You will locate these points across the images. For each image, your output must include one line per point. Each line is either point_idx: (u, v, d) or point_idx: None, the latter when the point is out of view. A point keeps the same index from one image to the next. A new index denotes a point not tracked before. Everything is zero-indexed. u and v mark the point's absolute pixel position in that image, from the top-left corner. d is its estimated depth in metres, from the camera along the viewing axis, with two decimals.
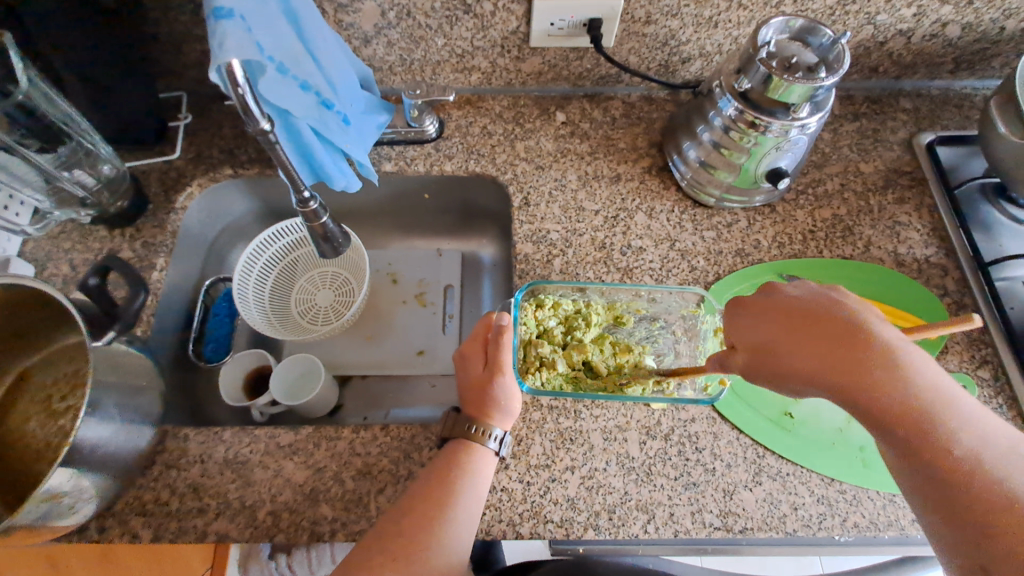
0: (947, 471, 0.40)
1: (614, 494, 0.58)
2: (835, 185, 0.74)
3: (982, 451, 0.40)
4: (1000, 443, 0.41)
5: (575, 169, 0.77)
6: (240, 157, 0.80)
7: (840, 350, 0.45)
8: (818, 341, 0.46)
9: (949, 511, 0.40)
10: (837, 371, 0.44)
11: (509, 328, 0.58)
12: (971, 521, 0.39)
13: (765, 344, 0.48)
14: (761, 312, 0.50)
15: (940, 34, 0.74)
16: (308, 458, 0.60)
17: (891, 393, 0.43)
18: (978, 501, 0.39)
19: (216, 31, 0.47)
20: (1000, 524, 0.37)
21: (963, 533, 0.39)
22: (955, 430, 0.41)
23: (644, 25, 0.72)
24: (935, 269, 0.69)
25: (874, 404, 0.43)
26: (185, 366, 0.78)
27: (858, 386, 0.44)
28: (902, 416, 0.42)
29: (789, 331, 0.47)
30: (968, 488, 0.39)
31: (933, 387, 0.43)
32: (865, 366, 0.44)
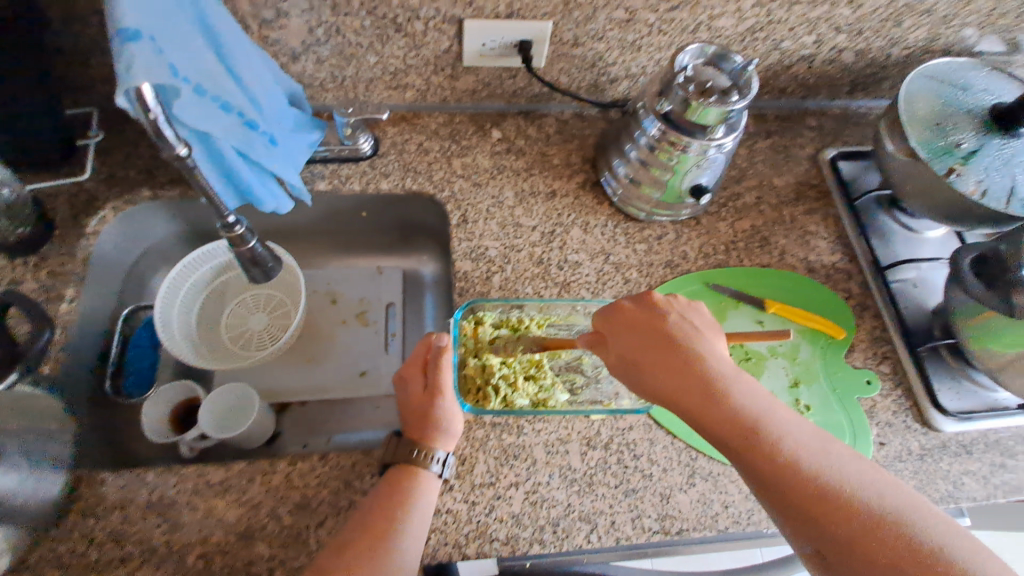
0: (772, 466, 0.45)
1: (558, 506, 0.59)
2: (752, 198, 0.80)
3: (796, 447, 0.45)
4: (804, 432, 0.47)
5: (511, 186, 0.78)
6: (160, 177, 0.76)
7: (683, 365, 0.50)
8: (665, 357, 0.51)
9: (782, 503, 0.44)
10: (680, 382, 0.50)
11: (449, 348, 0.60)
12: (805, 515, 0.43)
13: (626, 360, 0.53)
14: (630, 325, 0.55)
15: (837, 59, 0.81)
16: (242, 494, 0.58)
17: (724, 401, 0.48)
18: (799, 492, 0.43)
19: (122, 53, 0.44)
20: (825, 515, 0.42)
21: (803, 526, 0.43)
22: (775, 430, 0.46)
23: (573, 47, 0.75)
24: (841, 274, 0.76)
25: (707, 408, 0.48)
26: (103, 403, 0.72)
27: (696, 398, 0.49)
28: (730, 421, 0.47)
29: (649, 350, 0.52)
30: (793, 482, 0.44)
31: (756, 402, 0.48)
32: (700, 379, 0.49)
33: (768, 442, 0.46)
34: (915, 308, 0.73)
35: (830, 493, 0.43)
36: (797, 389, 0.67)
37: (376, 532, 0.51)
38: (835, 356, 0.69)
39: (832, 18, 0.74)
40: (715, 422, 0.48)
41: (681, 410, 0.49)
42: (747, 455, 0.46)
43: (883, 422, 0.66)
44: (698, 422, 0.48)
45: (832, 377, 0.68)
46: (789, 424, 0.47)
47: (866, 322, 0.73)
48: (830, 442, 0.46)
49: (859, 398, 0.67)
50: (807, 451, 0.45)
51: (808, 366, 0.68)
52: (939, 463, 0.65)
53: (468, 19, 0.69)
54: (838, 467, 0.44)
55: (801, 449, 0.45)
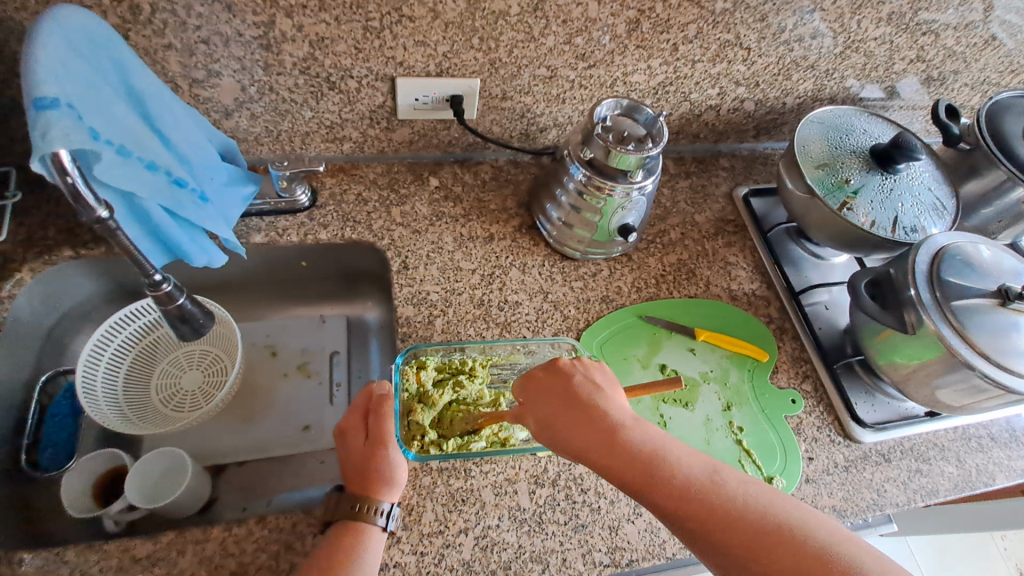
0: (676, 502, 0.47)
1: (509, 549, 0.59)
2: (677, 234, 0.86)
3: (694, 480, 0.48)
4: (700, 464, 0.50)
5: (450, 232, 0.80)
6: (83, 235, 0.73)
7: (587, 419, 0.53)
8: (571, 414, 0.53)
9: (693, 538, 0.46)
10: (589, 435, 0.52)
11: (390, 397, 0.60)
12: (715, 545, 0.45)
13: (540, 420, 0.55)
14: (537, 389, 0.57)
15: (741, 108, 0.90)
16: (171, 569, 0.54)
17: (627, 447, 0.50)
18: (707, 522, 0.46)
19: (38, 120, 0.44)
20: (736, 542, 0.44)
21: (715, 557, 0.45)
22: (677, 468, 0.49)
23: (502, 101, 0.80)
24: (762, 300, 0.82)
25: (611, 458, 0.50)
26: (13, 481, 0.66)
27: (601, 448, 0.51)
28: (635, 465, 0.49)
29: (558, 410, 0.54)
30: (701, 512, 0.46)
31: (651, 442, 0.51)
32: (604, 428, 0.52)
33: (670, 479, 0.48)
34: (829, 328, 0.80)
35: (734, 516, 0.46)
36: (730, 412, 0.71)
37: None
38: (762, 378, 0.74)
39: (731, 73, 0.83)
40: (621, 468, 0.49)
41: (590, 463, 0.51)
42: (656, 497, 0.48)
43: (810, 437, 0.71)
44: (608, 473, 0.50)
45: (761, 398, 0.72)
46: (682, 457, 0.50)
47: (788, 344, 0.78)
48: (725, 469, 0.49)
49: (787, 416, 0.72)
50: (703, 481, 0.48)
51: (738, 389, 0.73)
52: (863, 472, 0.69)
53: (399, 77, 0.73)
54: (735, 490, 0.47)
55: (698, 481, 0.48)
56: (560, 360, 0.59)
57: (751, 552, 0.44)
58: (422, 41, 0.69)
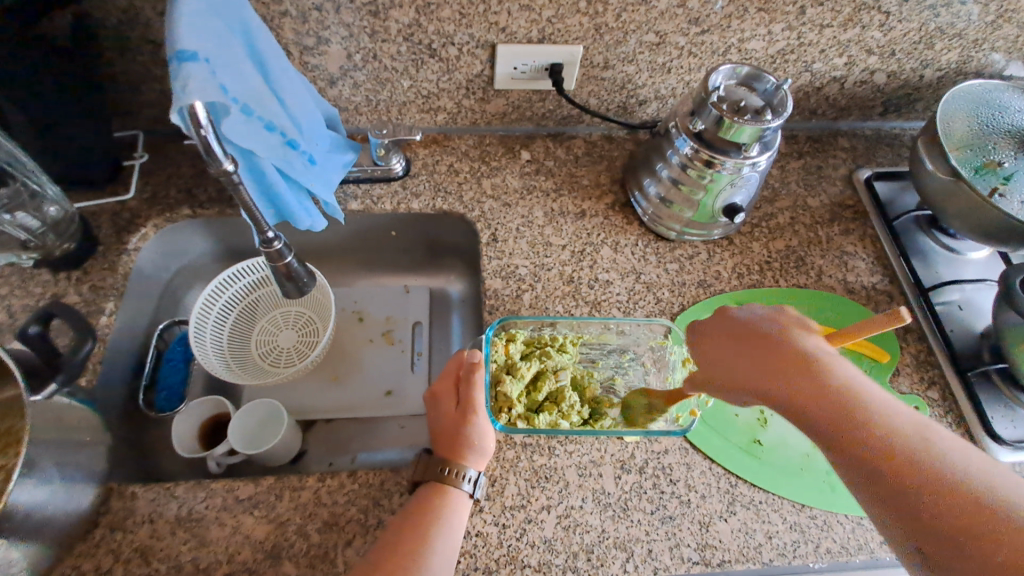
0: (867, 454, 0.46)
1: (592, 532, 0.57)
2: (786, 219, 0.79)
3: (898, 439, 0.46)
4: (910, 422, 0.47)
5: (541, 206, 0.79)
6: (200, 196, 0.78)
7: (783, 359, 0.54)
8: (754, 357, 0.55)
9: (888, 489, 0.45)
10: (773, 376, 0.53)
11: (481, 364, 0.59)
12: (909, 500, 0.44)
13: (714, 362, 0.58)
14: (722, 333, 0.59)
15: (869, 81, 0.81)
16: (270, 512, 0.57)
17: (823, 387, 0.50)
18: (906, 476, 0.44)
19: (180, 73, 0.47)
20: (926, 503, 0.43)
21: (907, 513, 0.43)
22: (883, 420, 0.48)
23: (603, 70, 0.76)
24: (881, 296, 0.74)
25: (808, 401, 0.50)
26: (135, 417, 0.73)
27: (790, 385, 0.52)
28: (837, 413, 0.49)
29: (737, 355, 0.56)
30: (895, 469, 0.45)
31: (857, 385, 0.51)
32: (792, 367, 0.53)
33: (872, 432, 0.47)
34: (962, 331, 0.70)
35: (936, 471, 0.44)
36: None
37: (405, 554, 0.50)
38: (880, 380, 0.67)
39: (863, 40, 0.75)
40: (823, 409, 0.50)
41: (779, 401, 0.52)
42: (854, 441, 0.47)
43: None
44: (803, 409, 0.50)
45: None
46: (895, 414, 0.48)
47: (911, 345, 0.70)
48: (943, 435, 0.47)
49: None
50: (921, 438, 0.46)
51: None
52: None
53: (500, 44, 0.71)
54: (943, 458, 0.45)
55: (910, 439, 0.46)
56: (731, 308, 0.61)
57: (948, 516, 0.42)
58: (527, 5, 0.67)
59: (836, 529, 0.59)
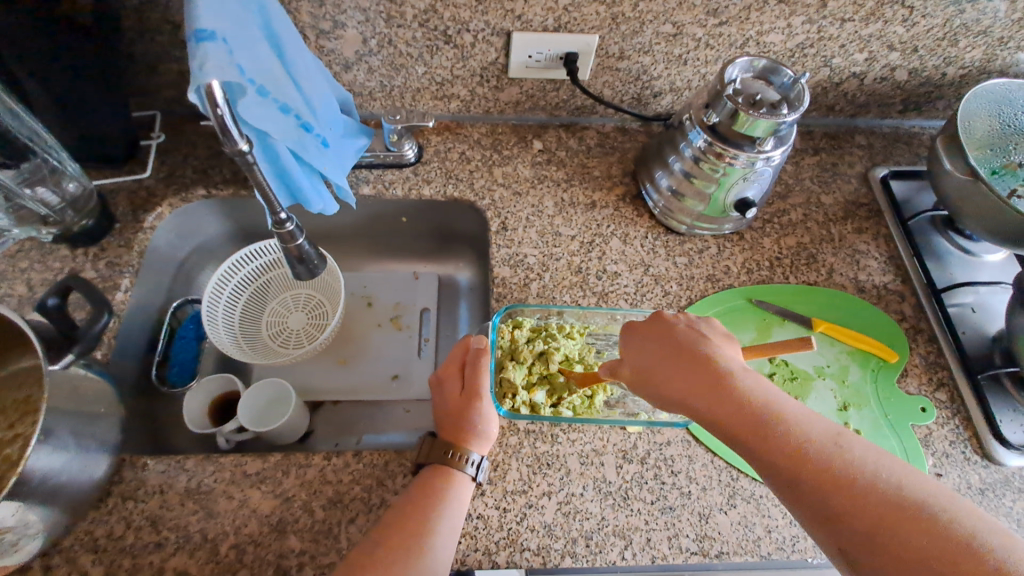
0: (782, 458, 0.43)
1: (591, 519, 0.58)
2: (798, 215, 0.78)
3: (814, 446, 0.43)
4: (821, 430, 0.44)
5: (552, 196, 0.79)
6: (215, 177, 0.79)
7: (689, 363, 0.50)
8: (680, 363, 0.50)
9: (812, 509, 0.41)
10: (695, 380, 0.49)
11: (488, 350, 0.61)
12: (834, 516, 0.40)
13: (641, 367, 0.52)
14: (644, 339, 0.54)
15: (889, 77, 0.80)
16: (276, 487, 0.58)
17: (736, 396, 0.46)
18: (824, 486, 0.41)
19: (197, 52, 0.47)
20: (844, 507, 0.40)
21: (837, 534, 0.40)
22: (790, 429, 0.44)
23: (618, 60, 0.76)
24: (893, 296, 0.73)
25: (725, 416, 0.46)
26: (147, 392, 0.74)
27: (708, 397, 0.47)
28: (744, 418, 0.45)
29: (664, 360, 0.51)
30: (809, 475, 0.42)
31: (757, 391, 0.47)
32: (706, 375, 0.48)
33: (782, 435, 0.44)
34: (974, 334, 0.70)
35: (856, 483, 0.40)
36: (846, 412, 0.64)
37: (408, 532, 0.51)
38: (887, 380, 0.66)
39: (885, 36, 0.73)
40: (733, 419, 0.46)
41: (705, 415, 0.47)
42: (764, 454, 0.44)
43: (940, 452, 0.62)
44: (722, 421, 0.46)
45: (884, 402, 0.65)
46: (806, 415, 0.45)
47: (921, 346, 0.69)
48: (858, 437, 0.44)
49: (913, 425, 0.64)
50: (823, 446, 0.43)
51: (858, 389, 0.65)
52: (1004, 499, 0.60)
53: (515, 32, 0.71)
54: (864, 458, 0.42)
55: (818, 441, 0.43)
56: (665, 312, 0.56)
57: (873, 521, 0.39)
58: None
59: None
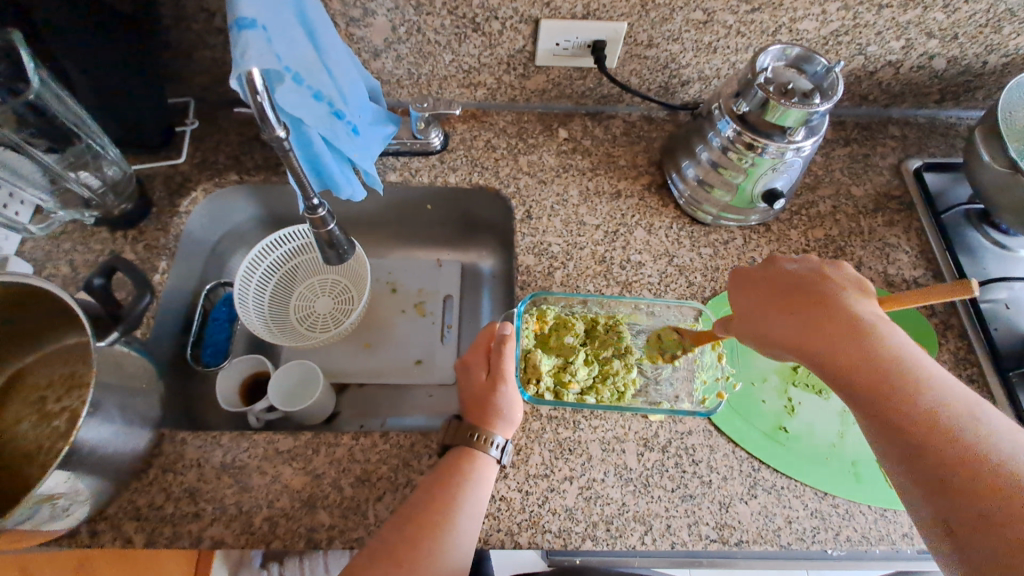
0: (902, 420, 0.44)
1: (612, 505, 0.59)
2: (827, 207, 0.77)
3: (946, 407, 0.43)
4: (966, 399, 0.44)
5: (576, 185, 0.79)
6: (246, 163, 0.81)
7: (821, 319, 0.49)
8: (809, 315, 0.50)
9: (912, 463, 0.42)
10: (813, 337, 0.49)
11: (512, 337, 0.61)
12: (933, 476, 0.41)
13: (748, 312, 0.53)
14: (751, 287, 0.55)
15: (926, 66, 0.78)
16: (307, 464, 0.60)
17: (870, 348, 0.47)
18: (938, 446, 0.42)
19: (238, 40, 0.48)
20: (960, 476, 0.40)
21: (929, 490, 0.41)
22: (918, 390, 0.44)
23: (646, 48, 0.75)
24: (923, 290, 0.72)
25: (842, 363, 0.47)
26: (182, 371, 0.77)
27: (824, 342, 0.48)
28: (871, 370, 0.46)
29: (775, 308, 0.52)
30: (936, 444, 0.42)
31: (904, 351, 0.46)
32: (835, 324, 0.48)
33: (910, 404, 0.44)
34: (1007, 331, 0.68)
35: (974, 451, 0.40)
36: None
37: (435, 511, 0.52)
38: None
39: (924, 22, 0.71)
40: (857, 372, 0.46)
41: (809, 359, 0.49)
42: (888, 405, 0.45)
43: None
44: (830, 363, 0.48)
45: None
46: (939, 384, 0.45)
47: (951, 342, 0.68)
48: (998, 414, 0.43)
49: None
50: (958, 410, 0.43)
51: None
52: None
53: (544, 19, 0.71)
54: (993, 436, 0.41)
55: (949, 413, 0.43)
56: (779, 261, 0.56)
57: (978, 490, 0.39)
58: None
59: (857, 519, 0.59)
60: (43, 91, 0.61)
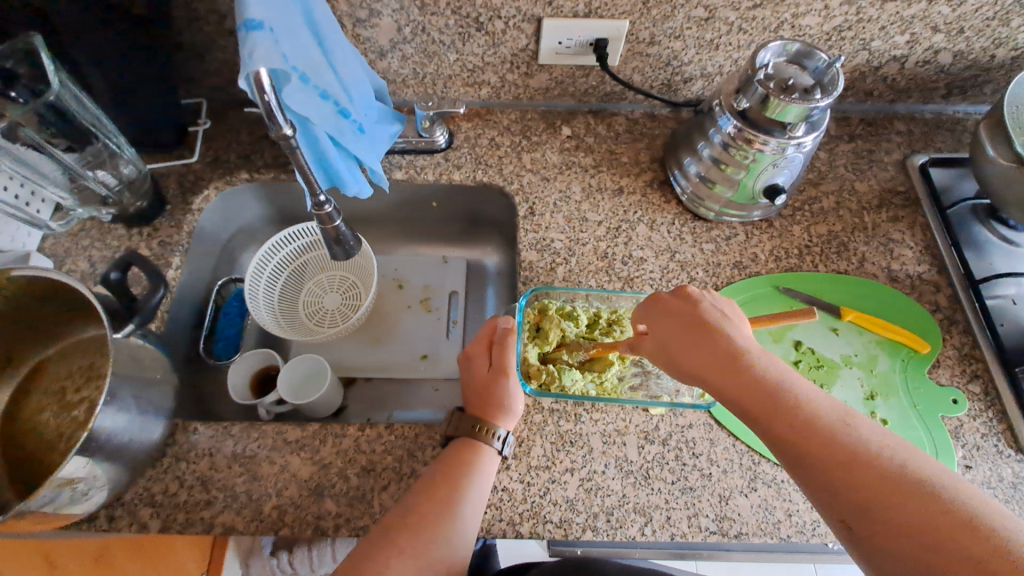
0: (795, 441, 0.42)
1: (612, 496, 0.60)
2: (831, 203, 0.77)
3: (826, 418, 0.42)
4: (837, 410, 0.43)
5: (579, 182, 0.80)
6: (257, 162, 0.83)
7: (709, 342, 0.48)
8: (700, 338, 0.48)
9: (815, 481, 0.41)
10: (711, 361, 0.47)
11: (514, 330, 0.63)
12: (840, 492, 0.39)
13: (661, 344, 0.51)
14: (662, 312, 0.52)
15: (932, 60, 0.78)
16: (315, 454, 0.62)
17: (750, 372, 0.45)
18: (835, 462, 0.40)
19: (246, 41, 0.50)
20: (860, 481, 0.39)
21: (838, 507, 0.39)
22: (799, 402, 0.43)
23: (648, 46, 0.76)
24: (927, 286, 0.72)
25: (732, 389, 0.45)
26: (196, 364, 0.79)
27: (713, 366, 0.47)
28: (756, 393, 0.44)
29: (676, 332, 0.50)
30: (829, 452, 0.40)
31: (775, 368, 0.45)
32: (722, 349, 0.47)
33: (795, 418, 0.42)
34: (1012, 327, 0.68)
35: (865, 460, 0.39)
36: (873, 401, 0.63)
37: (440, 498, 0.54)
38: (917, 370, 0.65)
39: (928, 16, 0.71)
40: (749, 398, 0.44)
41: (710, 385, 0.47)
42: (774, 428, 0.43)
43: (971, 444, 0.61)
44: (724, 392, 0.46)
45: (915, 392, 0.64)
46: (817, 395, 0.44)
47: (955, 338, 0.68)
48: (870, 422, 0.42)
49: (943, 416, 0.63)
50: (834, 422, 0.42)
51: (886, 379, 0.65)
52: None
53: (546, 18, 0.72)
54: (870, 436, 0.41)
55: (835, 421, 0.42)
56: (680, 287, 0.54)
57: (874, 492, 0.38)
58: None
59: None
60: (62, 92, 0.63)
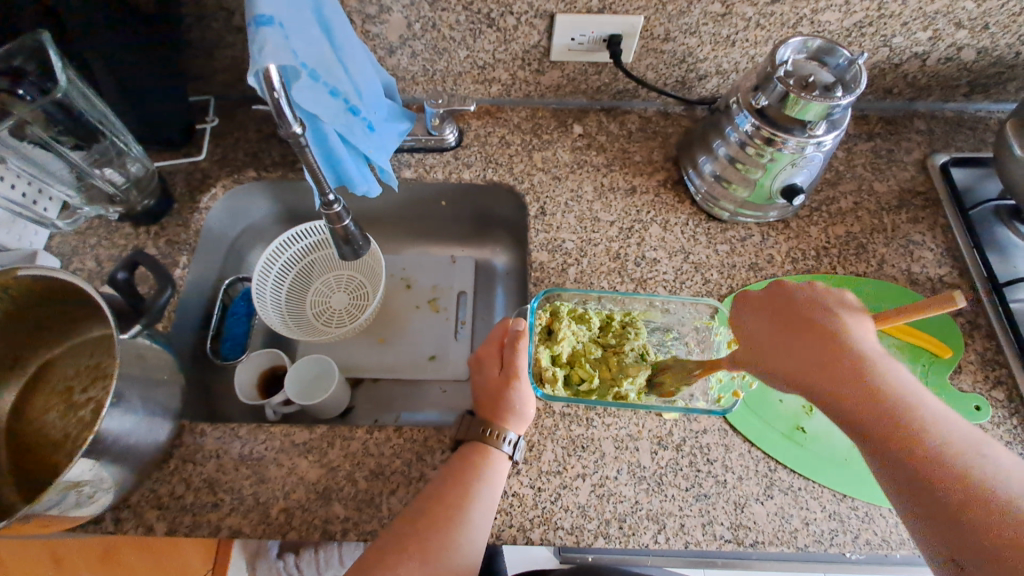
0: (906, 456, 0.43)
1: (625, 502, 0.58)
2: (848, 203, 0.75)
3: (945, 438, 0.43)
4: (965, 435, 0.43)
5: (591, 181, 0.78)
6: (265, 159, 0.82)
7: (823, 345, 0.48)
8: (805, 338, 0.49)
9: (915, 495, 0.42)
10: (821, 364, 0.47)
11: (525, 333, 0.61)
12: (937, 509, 0.41)
13: (760, 342, 0.51)
14: (767, 312, 0.52)
15: (954, 57, 0.75)
16: (322, 457, 0.61)
17: (869, 380, 0.46)
18: (938, 481, 0.41)
19: (256, 37, 0.48)
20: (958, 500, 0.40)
21: (933, 521, 0.41)
22: (925, 419, 0.44)
23: (663, 42, 0.74)
24: (949, 289, 0.70)
25: (846, 396, 0.46)
26: (203, 364, 0.79)
27: (822, 367, 0.47)
28: (870, 403, 0.45)
29: (780, 332, 0.50)
30: (937, 469, 0.42)
31: (901, 382, 0.46)
32: (835, 354, 0.47)
33: (919, 434, 0.43)
34: None
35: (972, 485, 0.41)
36: None
37: (448, 504, 0.53)
38: (939, 376, 0.64)
39: (953, 12, 0.69)
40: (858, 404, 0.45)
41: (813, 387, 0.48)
42: (887, 441, 0.44)
43: None
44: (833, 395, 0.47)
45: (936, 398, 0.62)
46: (941, 417, 0.44)
47: (977, 342, 0.66)
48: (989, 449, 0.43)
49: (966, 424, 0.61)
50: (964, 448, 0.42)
51: None
52: None
53: (559, 14, 0.70)
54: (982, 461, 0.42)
55: (950, 444, 0.43)
56: (787, 283, 0.54)
57: (976, 514, 0.40)
58: None
59: (877, 522, 0.58)
60: (69, 89, 0.62)
